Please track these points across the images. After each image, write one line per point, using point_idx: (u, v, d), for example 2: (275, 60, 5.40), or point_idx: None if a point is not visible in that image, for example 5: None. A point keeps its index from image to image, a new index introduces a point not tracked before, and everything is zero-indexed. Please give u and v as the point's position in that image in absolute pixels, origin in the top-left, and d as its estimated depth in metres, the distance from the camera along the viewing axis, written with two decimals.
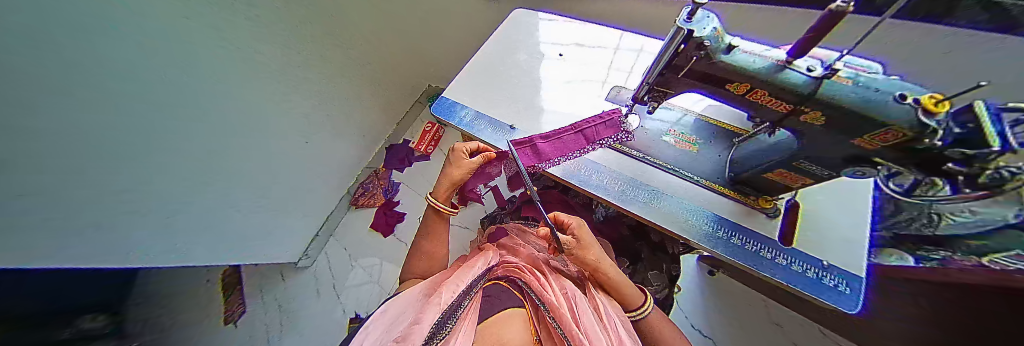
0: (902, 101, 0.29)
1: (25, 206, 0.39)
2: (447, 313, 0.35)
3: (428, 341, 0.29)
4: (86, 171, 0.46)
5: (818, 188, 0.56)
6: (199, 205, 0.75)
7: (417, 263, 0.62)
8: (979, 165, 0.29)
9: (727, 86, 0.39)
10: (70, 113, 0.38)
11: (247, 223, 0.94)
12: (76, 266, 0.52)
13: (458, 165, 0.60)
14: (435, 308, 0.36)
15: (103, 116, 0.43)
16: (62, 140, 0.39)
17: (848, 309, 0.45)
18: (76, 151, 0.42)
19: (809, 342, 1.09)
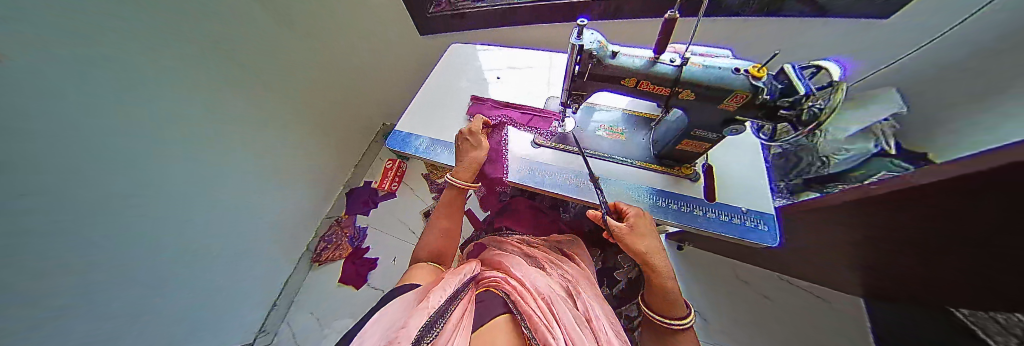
0: (737, 72, 0.42)
1: (26, 206, 0.38)
2: (435, 317, 0.33)
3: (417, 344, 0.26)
4: (46, 251, 0.42)
5: (721, 151, 0.69)
6: (161, 285, 0.67)
7: (429, 241, 0.56)
8: (799, 107, 0.40)
9: (622, 82, 0.47)
10: (68, 117, 0.42)
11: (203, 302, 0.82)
12: (64, 317, 0.48)
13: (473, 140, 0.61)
14: (423, 312, 0.34)
15: (100, 122, 0.47)
16: (58, 142, 0.41)
17: (769, 243, 0.53)
18: (73, 154, 0.44)
19: (775, 291, 1.19)
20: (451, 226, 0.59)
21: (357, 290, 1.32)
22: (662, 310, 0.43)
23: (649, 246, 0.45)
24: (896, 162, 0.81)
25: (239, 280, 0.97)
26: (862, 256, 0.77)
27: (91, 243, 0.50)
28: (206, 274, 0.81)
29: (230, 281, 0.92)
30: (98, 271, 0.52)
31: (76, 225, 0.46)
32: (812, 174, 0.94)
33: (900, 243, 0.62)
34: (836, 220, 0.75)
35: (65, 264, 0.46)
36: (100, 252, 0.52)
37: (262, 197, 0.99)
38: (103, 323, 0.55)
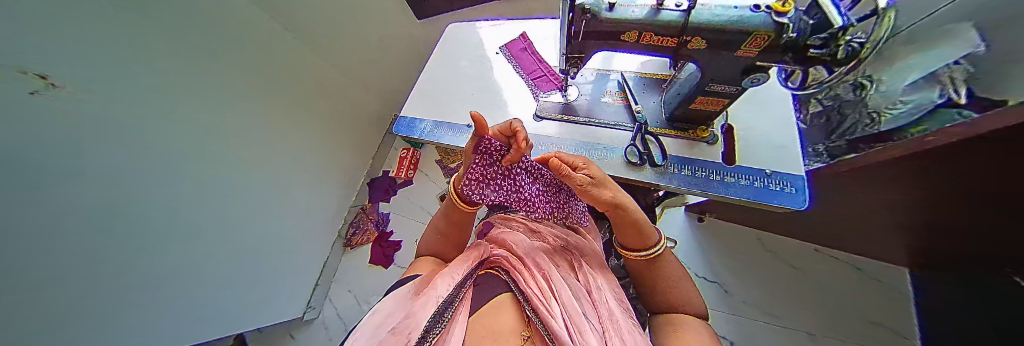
0: (759, 10, 0.36)
1: (38, 202, 0.36)
2: (439, 308, 0.39)
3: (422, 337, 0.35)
4: (129, 238, 0.52)
5: (744, 108, 0.62)
6: (224, 266, 0.79)
7: (429, 241, 0.61)
8: (831, 44, 0.35)
9: (622, 37, 0.43)
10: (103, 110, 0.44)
11: (259, 282, 0.96)
12: (96, 306, 0.47)
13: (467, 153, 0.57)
14: (430, 301, 0.40)
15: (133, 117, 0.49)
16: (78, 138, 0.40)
17: (796, 206, 0.49)
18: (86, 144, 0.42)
19: (807, 261, 1.14)
20: (445, 228, 0.61)
21: (386, 269, 1.44)
22: (636, 245, 0.46)
23: (611, 192, 0.42)
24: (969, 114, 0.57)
25: (276, 264, 1.05)
26: (906, 217, 0.71)
27: (168, 229, 0.60)
28: (211, 271, 0.75)
29: (277, 262, 1.05)
30: (121, 265, 0.51)
31: (152, 216, 0.56)
32: (860, 134, 0.84)
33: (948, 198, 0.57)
34: (887, 180, 0.64)
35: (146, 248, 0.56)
36: (174, 238, 0.63)
37: (292, 188, 1.09)
38: (181, 296, 0.67)
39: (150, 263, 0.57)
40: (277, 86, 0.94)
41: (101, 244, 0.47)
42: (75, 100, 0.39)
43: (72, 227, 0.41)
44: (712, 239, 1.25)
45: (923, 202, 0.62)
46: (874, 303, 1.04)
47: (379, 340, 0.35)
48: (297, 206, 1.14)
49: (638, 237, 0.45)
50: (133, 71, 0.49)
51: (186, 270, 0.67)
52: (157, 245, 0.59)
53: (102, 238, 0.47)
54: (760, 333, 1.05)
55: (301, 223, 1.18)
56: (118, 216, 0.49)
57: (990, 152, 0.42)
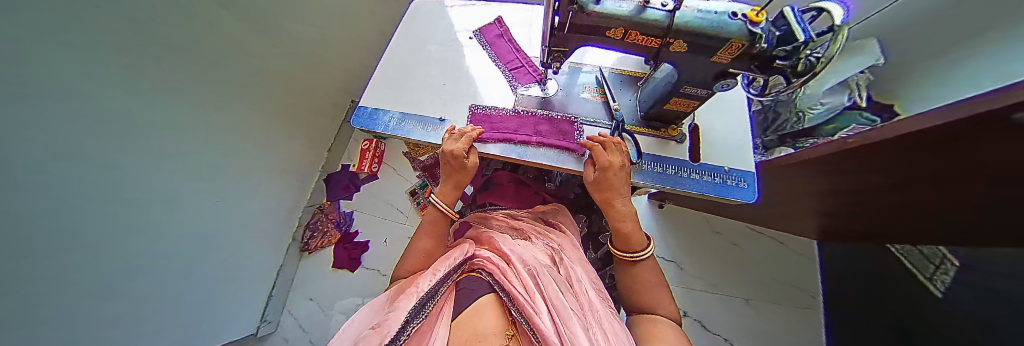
0: (735, 18, 0.37)
1: None
2: (422, 301, 0.35)
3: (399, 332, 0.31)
4: (54, 259, 0.43)
5: (706, 107, 0.67)
6: (160, 288, 0.68)
7: (411, 261, 0.52)
8: (795, 56, 0.37)
9: (608, 34, 0.42)
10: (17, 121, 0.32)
11: (204, 297, 0.83)
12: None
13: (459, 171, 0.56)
14: (413, 295, 0.37)
15: (45, 125, 0.36)
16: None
17: (748, 199, 0.55)
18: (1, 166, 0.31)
19: (743, 239, 1.34)
20: (432, 244, 0.54)
21: (352, 273, 1.33)
22: (624, 252, 0.52)
23: (606, 197, 0.52)
24: (864, 113, 0.78)
25: (219, 279, 0.88)
26: (825, 201, 0.87)
27: (94, 255, 0.50)
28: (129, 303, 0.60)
29: (227, 270, 0.91)
30: (25, 312, 0.39)
31: (60, 232, 0.43)
32: (788, 130, 0.94)
33: (863, 188, 0.70)
34: (812, 174, 0.76)
35: (71, 264, 0.46)
36: (92, 261, 0.50)
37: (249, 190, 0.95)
38: (150, 314, 0.66)
39: (77, 284, 0.48)
40: (240, 71, 0.80)
41: (22, 268, 0.37)
42: (22, 107, 0.32)
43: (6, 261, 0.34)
44: (671, 224, 1.37)
45: (843, 187, 0.75)
46: (791, 270, 1.26)
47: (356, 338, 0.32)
48: (249, 209, 0.97)
49: (625, 242, 0.52)
50: (61, 63, 0.36)
51: (155, 287, 0.66)
52: (71, 274, 0.47)
53: (9, 273, 0.36)
54: (709, 304, 1.22)
55: (254, 228, 1.03)
56: (36, 246, 0.39)
57: (905, 155, 0.51)
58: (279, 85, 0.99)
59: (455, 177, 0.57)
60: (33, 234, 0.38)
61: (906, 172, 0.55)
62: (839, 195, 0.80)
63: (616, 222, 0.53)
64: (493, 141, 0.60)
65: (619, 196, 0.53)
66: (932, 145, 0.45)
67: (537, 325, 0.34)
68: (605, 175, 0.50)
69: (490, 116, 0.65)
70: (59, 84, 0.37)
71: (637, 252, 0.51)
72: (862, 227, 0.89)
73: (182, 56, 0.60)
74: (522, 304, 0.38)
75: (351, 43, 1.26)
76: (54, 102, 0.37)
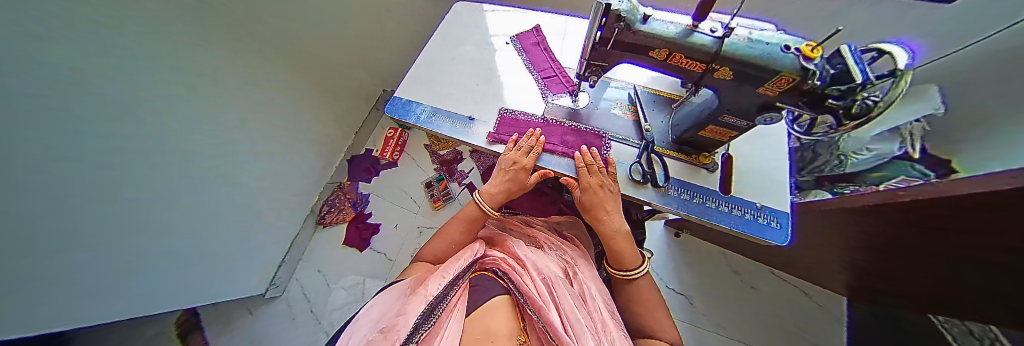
0: (788, 51, 0.36)
1: None
2: (432, 305, 0.37)
3: (410, 334, 0.32)
4: (81, 200, 0.47)
5: (742, 139, 0.64)
6: (179, 240, 0.73)
7: (432, 247, 0.59)
8: (849, 97, 0.35)
9: (651, 53, 0.42)
10: (46, 71, 0.34)
11: (218, 254, 0.89)
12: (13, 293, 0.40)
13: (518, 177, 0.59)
14: (422, 298, 0.38)
15: (75, 78, 0.39)
16: (22, 103, 0.32)
17: (780, 242, 0.52)
18: (27, 111, 0.33)
19: (763, 281, 1.25)
20: (463, 237, 0.60)
21: (359, 252, 1.38)
22: (620, 272, 0.52)
23: (593, 214, 0.54)
24: (915, 165, 0.73)
25: (231, 240, 0.94)
26: (857, 255, 0.80)
27: (116, 203, 0.54)
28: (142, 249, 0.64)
29: (241, 233, 0.97)
30: (43, 248, 0.42)
31: (92, 181, 0.48)
32: (827, 173, 0.89)
33: (904, 246, 0.65)
34: (849, 222, 0.71)
35: (99, 211, 0.51)
36: (115, 215, 0.55)
37: (263, 166, 1.00)
38: (162, 262, 0.71)
39: (97, 227, 0.52)
40: (255, 44, 0.83)
41: (50, 216, 0.42)
42: (48, 58, 0.34)
43: (30, 197, 0.37)
44: (684, 254, 1.32)
45: (881, 241, 0.69)
46: (815, 323, 1.16)
47: (369, 337, 0.32)
48: (266, 178, 1.03)
49: (618, 260, 0.52)
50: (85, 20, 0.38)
51: (171, 239, 0.71)
52: (98, 224, 0.52)
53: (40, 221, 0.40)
54: (712, 342, 1.16)
55: (269, 201, 1.09)
56: (62, 200, 0.43)
57: (969, 216, 0.45)
58: (299, 62, 1.03)
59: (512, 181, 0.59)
60: (63, 175, 0.42)
61: (963, 237, 0.49)
62: (878, 251, 0.73)
63: (608, 239, 0.53)
64: (552, 151, 0.60)
65: (606, 214, 0.53)
66: (1001, 211, 0.40)
67: (556, 333, 0.35)
68: (587, 194, 0.52)
69: (518, 121, 0.66)
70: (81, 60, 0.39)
71: (633, 270, 0.51)
72: (901, 288, 0.81)
73: (195, 40, 0.63)
74: (541, 308, 0.39)
75: (384, 37, 1.31)
76: (78, 72, 0.39)
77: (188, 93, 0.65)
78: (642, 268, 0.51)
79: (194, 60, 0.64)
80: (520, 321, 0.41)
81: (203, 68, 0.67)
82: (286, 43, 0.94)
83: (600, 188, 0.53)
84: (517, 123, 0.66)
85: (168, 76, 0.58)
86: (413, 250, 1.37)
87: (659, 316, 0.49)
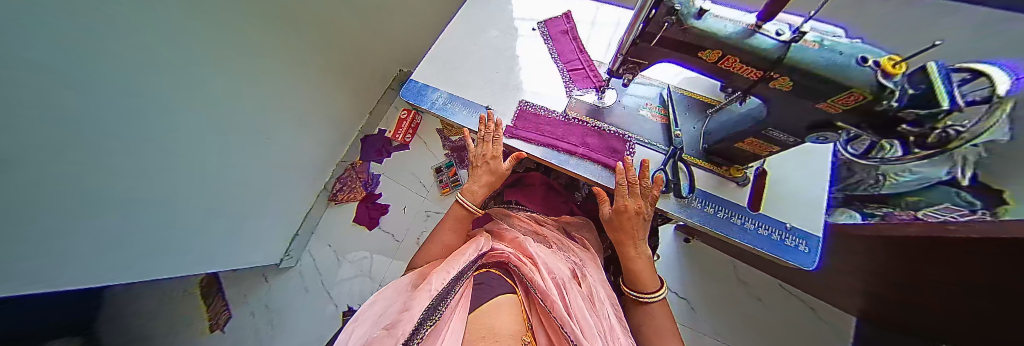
0: (864, 64, 0.30)
1: None
2: (437, 300, 0.35)
3: (416, 329, 0.30)
4: (82, 167, 0.46)
5: (781, 155, 0.59)
6: (186, 207, 0.75)
7: (430, 251, 0.57)
8: (928, 124, 0.31)
9: (699, 54, 0.38)
10: (42, 37, 0.32)
11: (228, 225, 0.92)
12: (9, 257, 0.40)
13: (491, 172, 0.58)
14: (426, 294, 0.36)
15: (76, 44, 0.37)
16: (15, 69, 0.30)
17: (807, 266, 0.49)
18: (21, 79, 0.31)
19: (770, 295, 1.22)
20: (455, 241, 0.59)
21: (368, 231, 1.42)
22: (637, 291, 0.50)
23: (621, 237, 0.52)
24: (962, 194, 0.65)
25: (239, 212, 0.96)
26: (880, 282, 0.76)
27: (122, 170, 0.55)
28: (150, 214, 0.66)
29: (249, 205, 1.00)
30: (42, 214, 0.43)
31: (94, 150, 0.47)
32: (860, 193, 0.83)
33: (929, 278, 0.62)
34: (895, 251, 0.65)
35: (104, 179, 0.51)
36: (120, 183, 0.56)
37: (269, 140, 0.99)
38: (172, 230, 0.73)
39: (102, 194, 0.52)
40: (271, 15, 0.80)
41: (46, 182, 0.41)
42: (47, 22, 0.32)
43: (24, 166, 0.36)
44: (692, 260, 1.30)
45: (914, 268, 0.64)
46: (819, 340, 1.13)
47: (371, 335, 0.30)
48: (272, 153, 1.04)
49: (641, 283, 0.51)
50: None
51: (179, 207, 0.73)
52: (102, 192, 0.52)
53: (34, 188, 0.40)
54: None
55: (278, 177, 1.11)
56: (71, 162, 0.44)
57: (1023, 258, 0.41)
58: (316, 35, 1.00)
59: (483, 177, 0.59)
60: (59, 145, 0.41)
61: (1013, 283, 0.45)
62: (898, 277, 0.69)
63: (627, 261, 0.52)
64: (528, 140, 0.60)
65: (631, 242, 0.52)
66: None
67: (566, 324, 0.35)
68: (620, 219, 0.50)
69: (535, 116, 0.63)
70: (87, 36, 0.38)
71: (654, 294, 0.50)
72: (917, 320, 0.77)
73: (212, 9, 0.61)
74: (556, 305, 0.38)
75: (403, 17, 1.26)
76: (81, 39, 0.37)
77: (200, 63, 0.63)
78: (659, 293, 0.50)
79: (207, 28, 0.61)
80: (527, 321, 0.41)
81: (215, 37, 0.65)
82: (302, 14, 0.90)
83: (635, 215, 0.50)
84: (535, 119, 0.63)
85: (181, 48, 0.57)
86: (419, 233, 1.39)
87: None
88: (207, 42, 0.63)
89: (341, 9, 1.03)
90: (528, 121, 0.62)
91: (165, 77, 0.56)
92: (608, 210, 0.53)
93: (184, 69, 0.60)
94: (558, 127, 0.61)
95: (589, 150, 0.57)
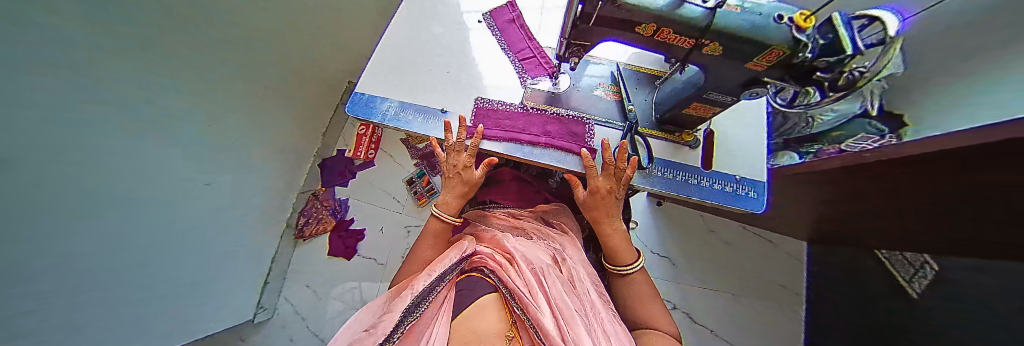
0: (780, 22, 0.33)
1: None
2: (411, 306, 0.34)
3: None
4: (48, 255, 0.40)
5: (723, 114, 0.63)
6: (157, 278, 0.66)
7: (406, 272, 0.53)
8: (838, 69, 0.34)
9: (636, 30, 0.38)
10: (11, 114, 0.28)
11: (198, 288, 0.82)
12: None
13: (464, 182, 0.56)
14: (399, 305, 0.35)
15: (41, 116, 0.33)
16: None
17: (756, 210, 0.54)
18: None
19: (735, 237, 1.36)
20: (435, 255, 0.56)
21: (347, 261, 1.33)
22: (614, 267, 0.52)
23: (598, 215, 0.54)
24: (874, 123, 0.75)
25: (211, 268, 0.86)
26: (823, 209, 0.88)
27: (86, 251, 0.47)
28: (122, 295, 0.58)
29: (220, 260, 0.89)
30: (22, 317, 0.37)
31: (57, 233, 0.41)
32: (796, 135, 0.93)
33: (860, 195, 0.72)
34: (835, 181, 0.73)
35: (67, 265, 0.44)
36: (87, 264, 0.48)
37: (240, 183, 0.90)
38: (142, 308, 0.64)
39: (67, 284, 0.45)
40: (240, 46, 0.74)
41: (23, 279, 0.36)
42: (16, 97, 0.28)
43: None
44: (667, 223, 1.39)
45: (855, 191, 0.72)
46: (778, 267, 1.30)
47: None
48: (242, 194, 0.93)
49: (620, 255, 0.53)
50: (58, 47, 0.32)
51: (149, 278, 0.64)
52: (65, 283, 0.45)
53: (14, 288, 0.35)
54: (695, 300, 1.27)
55: (252, 211, 1.01)
56: (66, 167, 0.39)
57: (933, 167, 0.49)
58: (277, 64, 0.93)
59: (456, 187, 0.56)
60: (28, 233, 0.35)
61: (932, 191, 0.54)
62: (835, 200, 0.80)
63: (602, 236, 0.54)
64: (492, 137, 0.57)
65: (606, 218, 0.54)
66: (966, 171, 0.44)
67: (540, 322, 0.35)
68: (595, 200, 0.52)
69: (493, 111, 0.61)
70: (51, 105, 0.34)
71: (629, 266, 0.52)
72: (858, 233, 0.91)
73: (183, 50, 0.56)
74: (524, 302, 0.38)
75: (354, 28, 1.20)
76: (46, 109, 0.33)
77: (172, 110, 0.57)
78: (636, 262, 0.52)
79: (178, 72, 0.56)
80: (510, 315, 0.40)
81: (188, 79, 0.59)
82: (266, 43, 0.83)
83: (607, 192, 0.52)
84: (495, 113, 0.61)
85: (150, 99, 0.51)
86: (402, 250, 1.34)
87: (656, 315, 0.48)
88: (188, 52, 0.57)
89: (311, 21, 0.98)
90: (489, 116, 0.61)
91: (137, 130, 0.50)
92: (585, 190, 0.55)
93: (163, 73, 0.52)
94: (518, 120, 0.60)
95: (551, 138, 0.57)
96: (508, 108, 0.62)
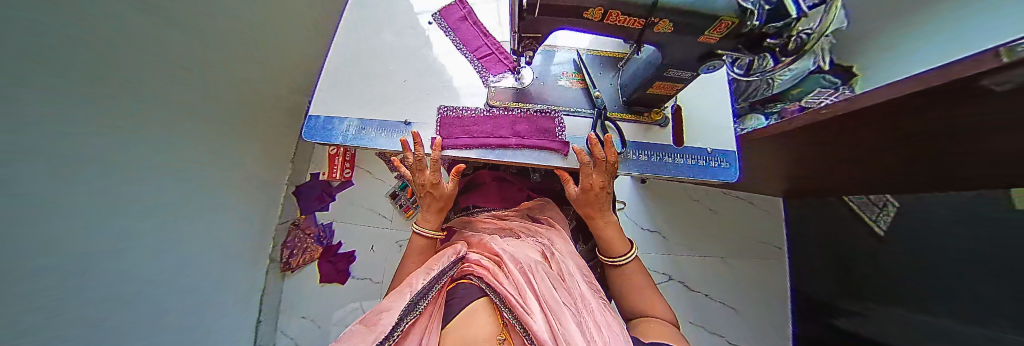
0: None
1: None
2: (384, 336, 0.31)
3: None
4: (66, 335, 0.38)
5: (688, 89, 0.64)
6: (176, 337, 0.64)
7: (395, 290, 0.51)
8: (786, 34, 0.35)
9: (585, 15, 0.36)
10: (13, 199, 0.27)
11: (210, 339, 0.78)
12: None
13: (435, 197, 0.52)
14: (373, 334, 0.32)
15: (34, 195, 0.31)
16: None
17: (730, 179, 0.55)
18: None
19: (718, 202, 1.41)
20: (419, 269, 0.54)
21: (342, 283, 1.28)
22: (608, 258, 0.53)
23: (592, 211, 0.53)
24: (827, 77, 0.83)
25: (216, 317, 0.82)
26: (793, 167, 0.93)
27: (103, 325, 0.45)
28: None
29: (220, 308, 0.84)
30: None
31: (70, 311, 0.39)
32: (759, 97, 0.94)
33: (824, 154, 0.77)
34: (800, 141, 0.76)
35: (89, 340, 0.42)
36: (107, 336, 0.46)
37: (228, 224, 0.85)
38: None
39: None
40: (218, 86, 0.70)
41: None
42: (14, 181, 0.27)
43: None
44: (653, 198, 1.41)
45: (818, 149, 0.76)
46: (761, 223, 1.37)
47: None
48: (232, 236, 0.88)
49: (611, 247, 0.53)
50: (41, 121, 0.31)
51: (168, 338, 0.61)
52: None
53: None
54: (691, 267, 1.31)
55: (243, 254, 0.95)
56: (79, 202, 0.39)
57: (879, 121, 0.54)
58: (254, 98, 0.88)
59: (433, 203, 0.53)
60: (42, 317, 0.34)
61: (888, 137, 0.58)
62: (799, 156, 0.84)
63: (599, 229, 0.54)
64: (461, 146, 0.55)
65: (599, 212, 0.53)
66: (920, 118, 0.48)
67: (529, 325, 0.33)
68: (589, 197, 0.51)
69: (459, 117, 0.58)
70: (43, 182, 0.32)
71: (621, 256, 0.52)
72: (825, 184, 0.97)
73: (162, 102, 0.53)
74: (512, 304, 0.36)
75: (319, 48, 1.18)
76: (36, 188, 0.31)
77: (156, 165, 0.54)
78: (630, 253, 0.52)
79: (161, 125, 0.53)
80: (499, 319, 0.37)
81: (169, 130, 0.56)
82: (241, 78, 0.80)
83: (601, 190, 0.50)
84: (463, 120, 0.58)
85: (131, 157, 0.48)
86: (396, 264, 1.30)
87: (654, 303, 0.48)
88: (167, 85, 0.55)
89: (288, 43, 0.97)
90: (456, 123, 0.58)
91: (124, 194, 0.47)
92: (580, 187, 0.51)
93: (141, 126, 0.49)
94: (485, 122, 0.58)
95: (522, 137, 0.55)
96: (473, 112, 0.59)
